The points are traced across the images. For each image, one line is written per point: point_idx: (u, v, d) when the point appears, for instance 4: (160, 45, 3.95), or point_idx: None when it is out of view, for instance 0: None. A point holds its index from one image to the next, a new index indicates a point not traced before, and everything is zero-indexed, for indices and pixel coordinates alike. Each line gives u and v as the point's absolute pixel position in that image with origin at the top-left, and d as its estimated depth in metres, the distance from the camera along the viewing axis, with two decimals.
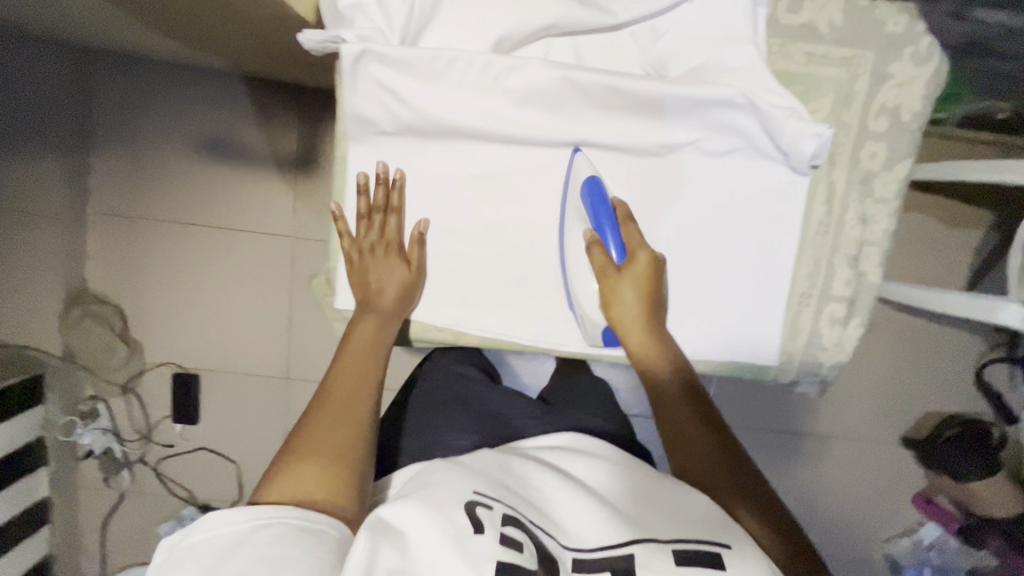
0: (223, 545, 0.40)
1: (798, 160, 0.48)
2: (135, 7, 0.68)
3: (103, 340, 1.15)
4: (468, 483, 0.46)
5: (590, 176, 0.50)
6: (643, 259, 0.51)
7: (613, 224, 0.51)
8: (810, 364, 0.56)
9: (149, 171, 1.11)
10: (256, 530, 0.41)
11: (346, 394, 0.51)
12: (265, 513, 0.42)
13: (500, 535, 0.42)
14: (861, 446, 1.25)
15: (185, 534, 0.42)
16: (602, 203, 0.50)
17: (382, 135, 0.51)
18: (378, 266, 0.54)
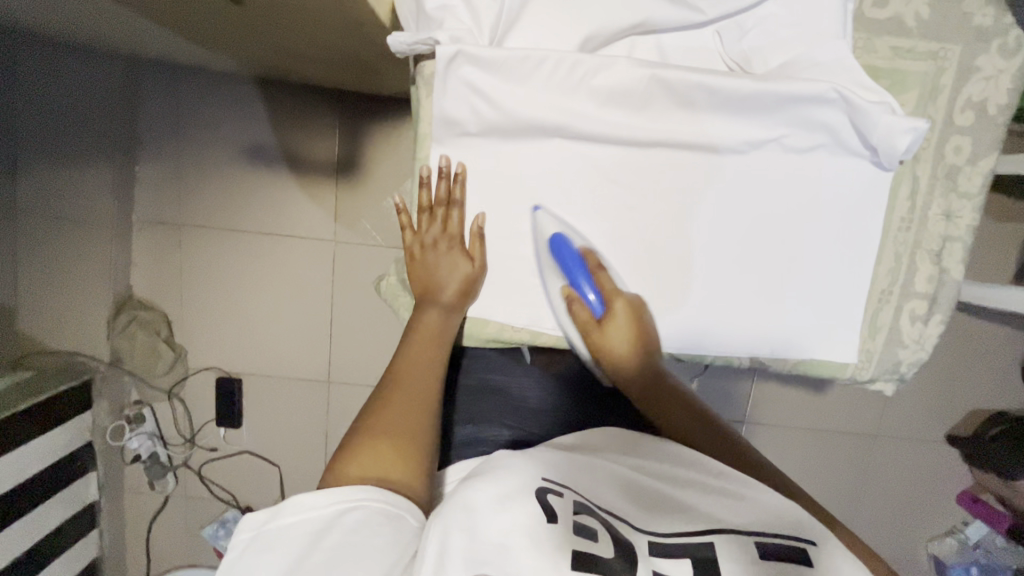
0: (311, 529, 0.41)
1: (889, 156, 0.48)
2: (196, 18, 0.69)
3: (148, 346, 1.14)
4: (537, 472, 0.45)
5: (551, 236, 0.51)
6: (621, 308, 0.52)
7: (586, 276, 0.52)
8: (890, 364, 0.55)
9: (192, 178, 1.11)
10: (341, 515, 0.41)
11: (414, 382, 0.51)
12: (345, 495, 0.42)
13: (576, 525, 0.41)
14: (907, 446, 1.23)
15: (269, 517, 0.42)
16: (571, 258, 0.51)
17: (466, 136, 0.50)
18: (442, 259, 0.53)
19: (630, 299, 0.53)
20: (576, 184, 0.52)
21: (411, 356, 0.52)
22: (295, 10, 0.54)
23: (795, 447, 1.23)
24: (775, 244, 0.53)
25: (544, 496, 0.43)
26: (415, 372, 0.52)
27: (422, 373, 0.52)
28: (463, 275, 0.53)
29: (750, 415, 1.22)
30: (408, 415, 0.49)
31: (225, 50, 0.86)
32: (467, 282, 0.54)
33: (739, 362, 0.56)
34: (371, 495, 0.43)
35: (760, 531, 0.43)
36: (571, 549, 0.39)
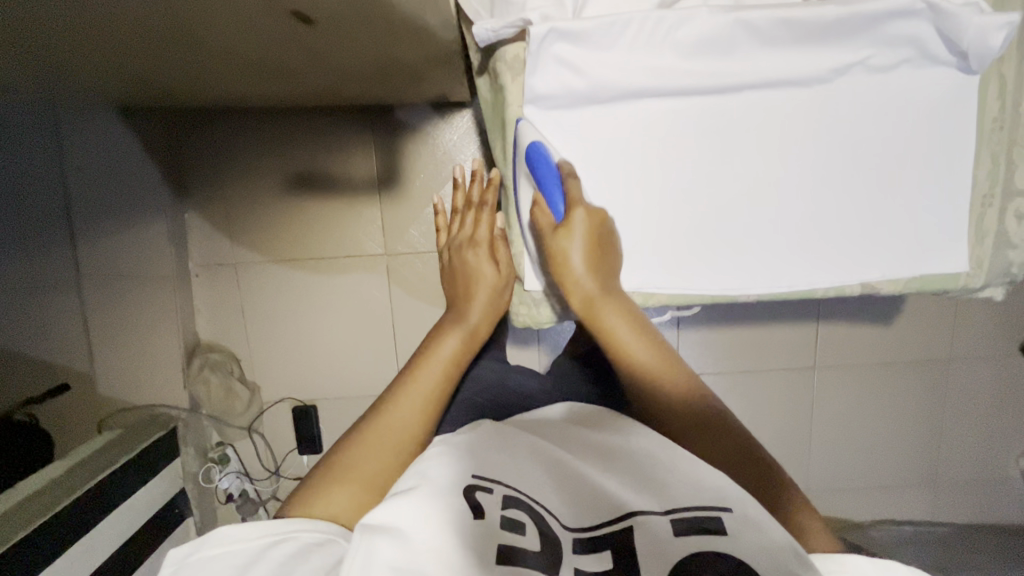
0: (236, 560, 0.43)
1: (981, 58, 0.48)
2: (252, 59, 0.71)
3: (222, 387, 1.16)
4: (466, 468, 0.48)
5: (532, 141, 0.52)
6: (580, 217, 0.52)
7: (557, 185, 0.53)
8: (1001, 266, 0.56)
9: (245, 216, 1.14)
10: (268, 546, 0.44)
11: (397, 428, 0.55)
12: (273, 529, 0.46)
13: (501, 519, 0.44)
14: (984, 362, 1.22)
15: (192, 551, 0.44)
16: (546, 167, 0.52)
17: (558, 109, 0.53)
18: (472, 266, 0.70)
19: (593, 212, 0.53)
20: (670, 139, 0.54)
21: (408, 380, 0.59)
22: (365, 22, 0.56)
23: (870, 383, 1.22)
24: (868, 164, 0.54)
25: (472, 494, 0.45)
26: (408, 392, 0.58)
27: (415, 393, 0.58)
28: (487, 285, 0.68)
29: (821, 358, 1.21)
30: (378, 457, 0.53)
31: (265, 85, 0.88)
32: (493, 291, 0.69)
33: (849, 290, 0.57)
34: (304, 526, 0.46)
35: (692, 507, 0.44)
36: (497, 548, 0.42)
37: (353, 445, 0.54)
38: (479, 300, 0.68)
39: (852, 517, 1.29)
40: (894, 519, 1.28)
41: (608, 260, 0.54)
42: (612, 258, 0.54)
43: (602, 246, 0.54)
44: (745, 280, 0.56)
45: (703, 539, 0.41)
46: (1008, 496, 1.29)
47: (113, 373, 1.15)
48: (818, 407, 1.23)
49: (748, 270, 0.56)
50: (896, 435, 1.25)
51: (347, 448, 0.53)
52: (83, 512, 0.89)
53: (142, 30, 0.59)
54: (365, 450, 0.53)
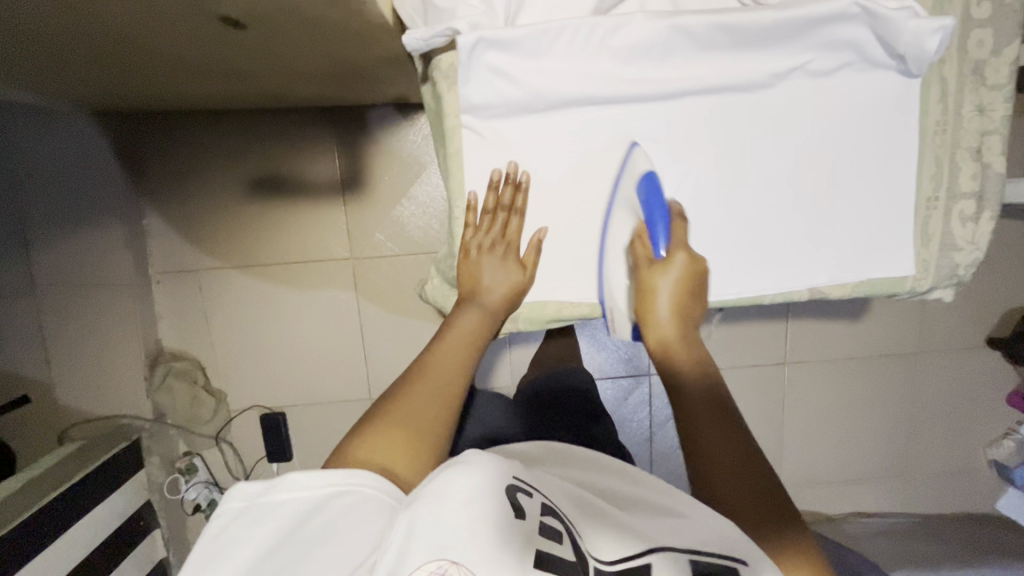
0: (304, 507, 0.41)
1: (919, 62, 0.48)
2: (193, 61, 0.69)
3: (186, 394, 1.14)
4: (504, 467, 0.45)
5: (647, 171, 0.52)
6: (682, 260, 0.52)
7: (663, 223, 0.53)
8: (947, 270, 0.55)
9: (205, 221, 1.11)
10: (336, 497, 0.42)
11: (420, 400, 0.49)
12: (341, 479, 0.43)
13: (540, 524, 0.42)
14: (951, 355, 1.23)
15: (261, 492, 0.42)
16: (658, 203, 0.52)
17: (497, 117, 0.52)
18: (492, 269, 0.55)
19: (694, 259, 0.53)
20: (611, 147, 0.53)
21: (442, 347, 0.53)
22: (300, 25, 0.54)
23: (840, 378, 1.23)
24: (812, 169, 0.53)
25: (514, 494, 0.42)
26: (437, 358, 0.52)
27: (450, 362, 0.52)
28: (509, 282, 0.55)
29: (791, 355, 1.22)
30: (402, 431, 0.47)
31: (211, 86, 0.84)
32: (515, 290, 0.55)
33: (798, 296, 0.56)
34: (368, 481, 0.43)
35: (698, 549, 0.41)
36: (535, 550, 0.39)
37: (384, 417, 0.48)
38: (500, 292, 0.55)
39: (823, 510, 1.30)
40: (864, 510, 1.29)
41: (694, 307, 0.53)
42: (698, 309, 0.53)
43: (693, 295, 0.53)
44: None
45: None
46: (975, 486, 1.31)
47: (74, 383, 1.12)
48: (789, 402, 1.24)
49: None
50: (866, 429, 1.26)
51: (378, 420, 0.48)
52: (43, 526, 0.87)
53: (71, 34, 0.57)
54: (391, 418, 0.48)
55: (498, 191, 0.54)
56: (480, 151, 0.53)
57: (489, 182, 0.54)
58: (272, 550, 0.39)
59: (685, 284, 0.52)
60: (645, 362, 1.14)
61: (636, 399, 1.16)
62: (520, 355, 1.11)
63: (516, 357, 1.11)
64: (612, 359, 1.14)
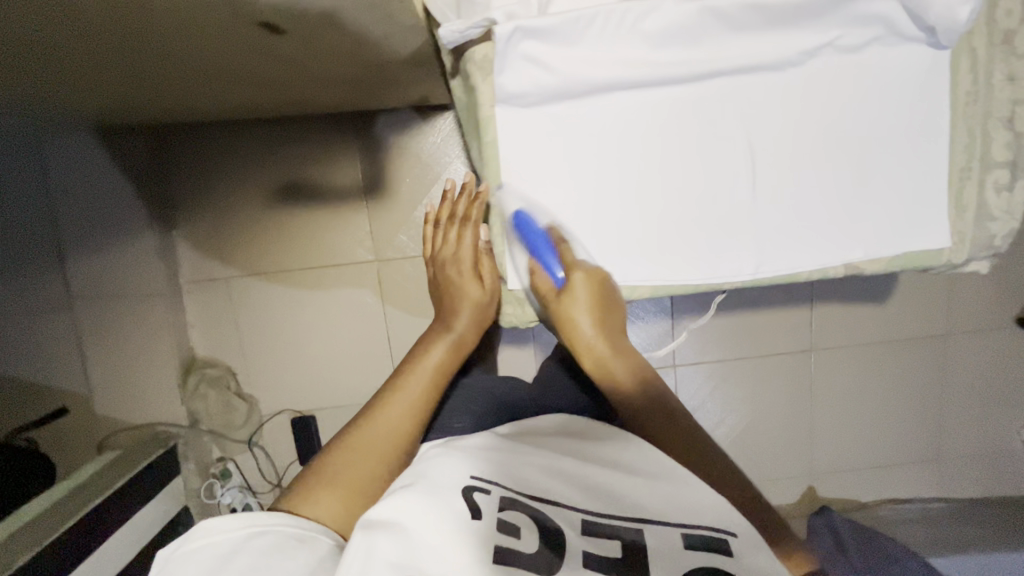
0: (219, 550, 0.45)
1: (948, 33, 0.48)
2: (227, 70, 0.71)
3: (220, 401, 1.17)
4: (466, 470, 0.50)
5: (515, 211, 0.54)
6: (580, 280, 0.55)
7: (551, 252, 0.55)
8: (983, 239, 0.55)
9: (232, 229, 1.14)
10: (250, 538, 0.46)
11: (385, 432, 0.58)
12: (255, 521, 0.47)
13: (497, 520, 0.45)
14: (979, 335, 1.21)
15: (176, 546, 0.46)
16: (536, 236, 0.55)
17: (531, 106, 0.52)
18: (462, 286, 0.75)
19: (591, 271, 0.56)
20: (641, 130, 0.54)
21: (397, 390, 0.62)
22: (334, 29, 0.56)
23: (868, 363, 1.23)
24: (844, 144, 0.54)
25: (470, 496, 0.47)
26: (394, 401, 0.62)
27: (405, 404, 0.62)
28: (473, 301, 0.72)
29: (817, 341, 1.21)
30: (362, 462, 0.56)
31: (238, 95, 0.86)
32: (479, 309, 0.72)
33: (835, 271, 0.56)
34: (280, 520, 0.48)
35: (692, 524, 0.47)
36: (494, 547, 0.43)
37: (340, 457, 0.56)
38: (463, 316, 0.72)
39: (857, 498, 1.28)
40: (897, 496, 1.28)
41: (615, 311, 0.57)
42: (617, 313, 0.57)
43: (607, 301, 0.56)
44: (733, 265, 0.56)
45: (708, 557, 0.44)
46: (1012, 469, 1.28)
47: (107, 395, 1.14)
48: (816, 390, 1.23)
49: (735, 253, 0.56)
50: (896, 414, 1.25)
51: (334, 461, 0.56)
52: (94, 528, 0.90)
53: (110, 49, 0.58)
54: (352, 456, 0.56)
55: None
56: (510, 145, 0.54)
57: None
58: None
59: (596, 301, 0.56)
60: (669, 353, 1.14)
61: None
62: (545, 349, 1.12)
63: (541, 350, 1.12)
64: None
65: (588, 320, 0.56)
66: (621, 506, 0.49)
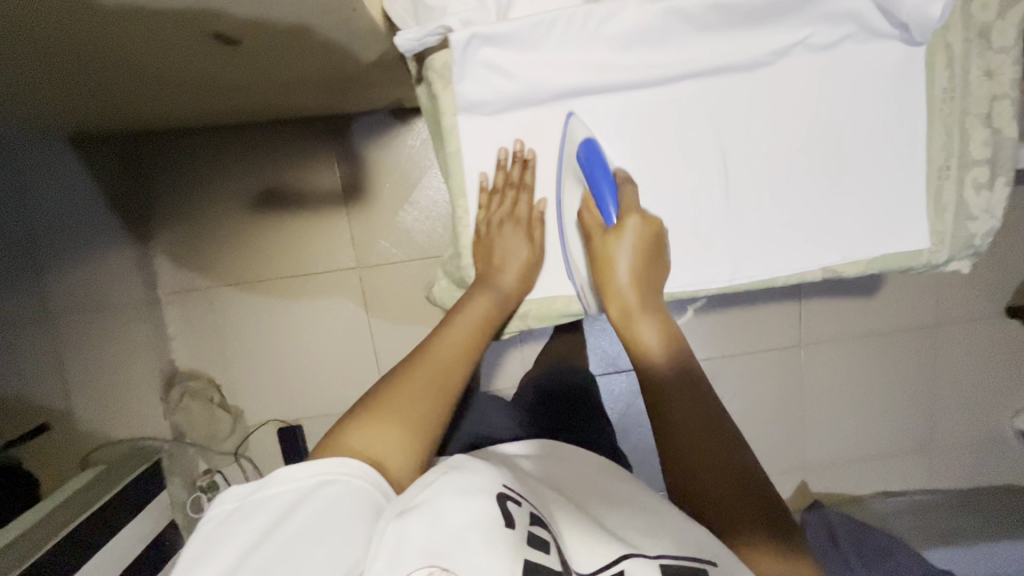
0: (289, 501, 0.43)
1: (923, 30, 0.47)
2: (191, 79, 0.68)
3: (204, 414, 1.16)
4: (498, 477, 0.47)
5: (582, 138, 0.51)
6: (632, 224, 0.50)
7: (610, 189, 0.51)
8: (963, 240, 0.54)
9: (209, 239, 1.11)
10: (320, 487, 0.43)
11: (431, 380, 0.51)
12: (323, 471, 0.44)
13: (529, 531, 0.43)
14: (970, 326, 1.20)
15: (252, 490, 0.44)
16: (599, 168, 0.51)
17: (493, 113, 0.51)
18: (505, 240, 0.56)
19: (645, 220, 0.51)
20: (611, 136, 0.52)
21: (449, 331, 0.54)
22: (292, 36, 0.54)
23: (858, 357, 1.21)
24: (820, 145, 0.52)
25: (504, 502, 0.44)
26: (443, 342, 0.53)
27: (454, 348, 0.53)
28: (520, 255, 0.56)
29: (806, 336, 1.20)
30: (405, 408, 0.49)
31: (208, 102, 0.84)
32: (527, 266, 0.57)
33: (813, 276, 0.55)
34: (350, 470, 0.44)
35: (676, 556, 0.41)
36: (523, 558, 0.40)
37: (383, 401, 0.49)
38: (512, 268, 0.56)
39: (852, 493, 1.28)
40: (891, 489, 1.27)
41: (659, 272, 0.53)
42: (659, 272, 0.53)
43: (652, 258, 0.52)
44: (709, 273, 0.55)
45: None
46: (1005, 458, 1.28)
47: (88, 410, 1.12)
48: (807, 385, 1.22)
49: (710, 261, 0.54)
50: (888, 407, 1.24)
51: (376, 406, 0.49)
52: (81, 544, 0.88)
53: (60, 63, 0.55)
54: (398, 398, 0.50)
55: (505, 170, 0.55)
56: (475, 159, 0.55)
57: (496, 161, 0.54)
58: (255, 545, 0.40)
59: (644, 249, 0.51)
60: None
61: None
62: (532, 351, 1.10)
63: (528, 353, 1.11)
64: (623, 352, 1.12)
65: (627, 266, 0.51)
66: (614, 541, 0.45)
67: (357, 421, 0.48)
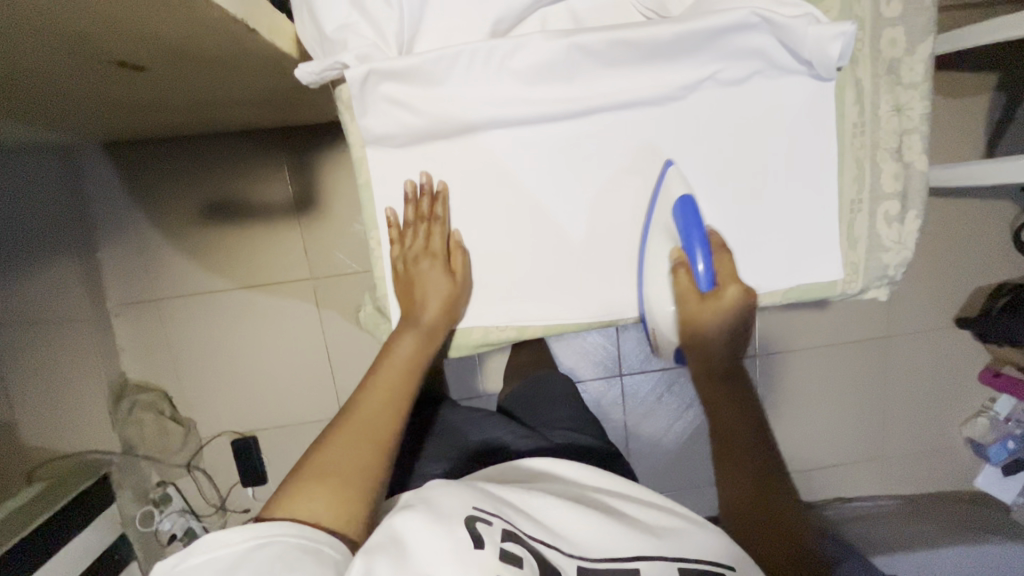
0: (223, 567, 0.38)
1: (827, 66, 0.48)
2: (118, 101, 0.67)
3: (155, 426, 1.14)
4: (467, 500, 0.46)
5: (684, 197, 0.53)
6: (732, 294, 0.55)
7: (706, 252, 0.54)
8: (876, 271, 0.55)
9: (158, 249, 1.10)
10: (258, 550, 0.39)
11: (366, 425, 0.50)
12: (264, 532, 0.40)
13: (500, 550, 0.42)
14: (923, 337, 1.21)
15: (175, 559, 0.39)
16: (699, 231, 0.54)
17: (406, 146, 0.53)
18: (422, 280, 0.55)
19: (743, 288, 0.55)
20: (529, 167, 0.54)
21: (375, 378, 0.53)
22: (202, 66, 0.52)
23: (814, 368, 1.22)
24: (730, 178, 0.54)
25: (473, 524, 0.44)
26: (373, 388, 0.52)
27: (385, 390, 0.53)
28: (440, 292, 0.55)
29: (762, 347, 1.21)
30: (345, 460, 0.47)
31: (148, 119, 0.82)
32: (447, 304, 0.56)
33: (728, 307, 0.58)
34: (292, 530, 0.41)
35: (690, 559, 0.49)
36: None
37: (318, 462, 0.47)
38: (429, 302, 0.55)
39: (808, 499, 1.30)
40: (846, 497, 1.29)
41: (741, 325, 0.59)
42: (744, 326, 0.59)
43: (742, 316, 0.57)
44: (630, 299, 0.58)
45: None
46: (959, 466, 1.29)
47: None
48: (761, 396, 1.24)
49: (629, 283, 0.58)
50: (845, 417, 1.25)
51: (307, 471, 0.47)
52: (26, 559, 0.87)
53: None
54: (333, 451, 0.48)
55: (417, 204, 0.55)
56: (394, 184, 0.56)
57: (405, 195, 0.55)
58: None
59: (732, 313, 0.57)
60: (614, 363, 1.13)
61: (608, 401, 1.15)
62: (491, 363, 1.11)
63: (486, 365, 1.11)
64: (581, 364, 1.13)
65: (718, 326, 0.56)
66: (629, 540, 0.49)
67: (289, 489, 0.46)
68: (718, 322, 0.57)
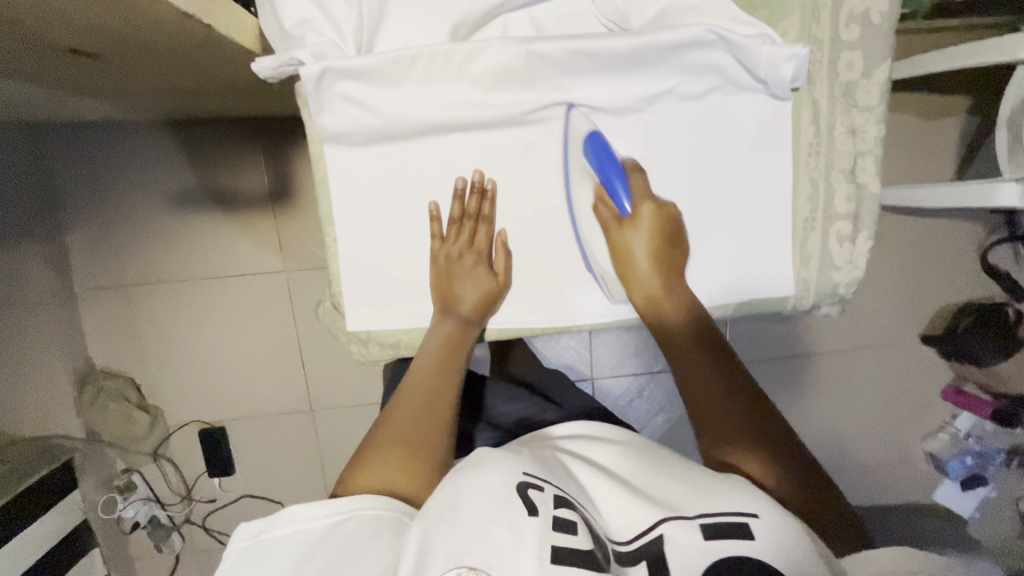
0: (307, 538, 0.44)
1: (780, 85, 0.52)
2: (83, 86, 0.66)
3: (121, 414, 1.13)
4: (517, 464, 0.45)
5: (586, 130, 0.54)
6: (647, 212, 0.55)
7: (620, 177, 0.54)
8: (827, 287, 0.58)
9: (129, 235, 1.09)
10: (339, 524, 0.44)
11: (420, 408, 0.54)
12: (341, 508, 0.45)
13: (554, 517, 0.41)
14: (890, 353, 1.23)
15: (264, 528, 0.45)
16: (608, 159, 0.54)
17: (387, 143, 0.57)
18: (464, 273, 0.60)
19: (657, 207, 0.55)
20: (494, 170, 0.59)
21: (423, 365, 0.57)
22: (168, 56, 0.53)
23: (781, 379, 1.24)
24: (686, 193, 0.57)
25: (525, 490, 0.43)
26: (421, 373, 0.56)
27: (432, 375, 0.56)
28: (481, 286, 0.60)
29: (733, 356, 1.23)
30: (406, 441, 0.51)
31: (115, 103, 0.81)
32: (489, 297, 0.60)
33: None
34: (370, 503, 0.46)
35: (713, 513, 0.42)
36: (552, 544, 0.39)
37: (379, 445, 0.51)
38: (470, 294, 0.60)
39: None
40: None
41: (677, 256, 0.57)
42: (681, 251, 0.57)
43: (671, 238, 0.56)
44: (589, 300, 0.62)
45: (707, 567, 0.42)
46: None
47: None
48: None
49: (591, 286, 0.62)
50: (813, 427, 1.27)
51: (371, 453, 0.51)
52: None
53: None
54: (392, 433, 0.52)
55: (464, 202, 0.59)
56: (366, 180, 0.59)
57: (454, 193, 0.59)
58: None
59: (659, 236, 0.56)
60: (587, 366, 1.14)
61: None
62: None
63: None
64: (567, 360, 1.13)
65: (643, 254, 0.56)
66: (653, 505, 0.45)
67: (357, 471, 0.50)
68: (646, 246, 0.56)
